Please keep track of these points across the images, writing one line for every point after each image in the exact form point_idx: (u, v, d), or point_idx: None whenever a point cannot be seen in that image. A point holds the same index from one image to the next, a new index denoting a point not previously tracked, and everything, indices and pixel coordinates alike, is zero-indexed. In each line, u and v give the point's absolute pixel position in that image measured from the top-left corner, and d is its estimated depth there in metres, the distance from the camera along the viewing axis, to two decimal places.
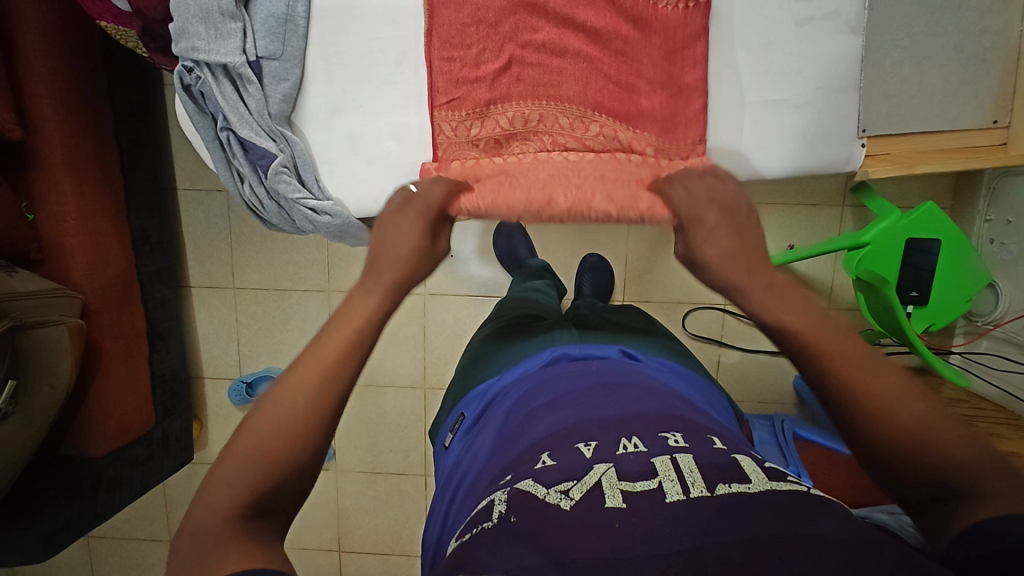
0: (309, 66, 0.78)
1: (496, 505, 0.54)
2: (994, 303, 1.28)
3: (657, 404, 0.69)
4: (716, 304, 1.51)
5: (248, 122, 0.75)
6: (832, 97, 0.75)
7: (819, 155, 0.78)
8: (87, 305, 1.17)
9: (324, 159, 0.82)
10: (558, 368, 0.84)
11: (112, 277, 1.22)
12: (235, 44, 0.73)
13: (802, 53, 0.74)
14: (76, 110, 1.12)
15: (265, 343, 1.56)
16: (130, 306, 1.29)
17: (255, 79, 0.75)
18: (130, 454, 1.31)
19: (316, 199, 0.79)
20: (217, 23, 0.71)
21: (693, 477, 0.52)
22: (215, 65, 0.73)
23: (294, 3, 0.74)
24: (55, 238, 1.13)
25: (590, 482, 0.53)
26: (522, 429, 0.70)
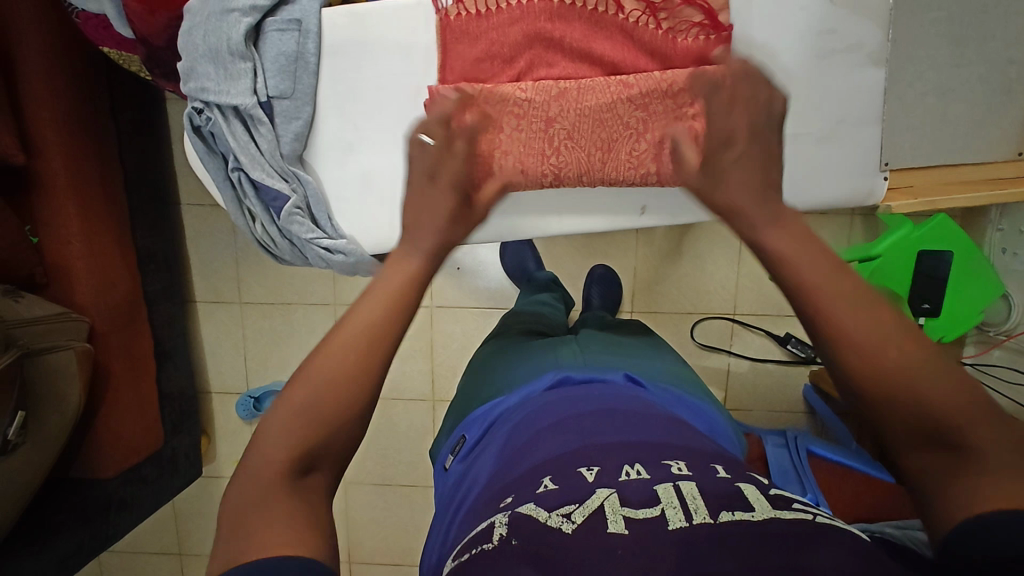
0: (321, 104, 0.75)
1: (496, 527, 0.54)
2: (1008, 313, 1.27)
3: (664, 435, 0.68)
4: (725, 314, 1.50)
5: (260, 163, 0.73)
6: (855, 130, 0.74)
7: (840, 186, 0.76)
8: (94, 328, 1.17)
9: (337, 196, 0.78)
10: (561, 393, 0.82)
11: (118, 297, 1.21)
12: (245, 84, 0.70)
13: (824, 87, 0.72)
14: (79, 132, 1.10)
15: (272, 358, 1.55)
16: (138, 325, 1.28)
17: (267, 120, 0.73)
18: (139, 474, 1.31)
19: (330, 238, 0.77)
20: (227, 63, 0.69)
21: (695, 503, 0.51)
22: (226, 106, 0.71)
23: (305, 40, 0.71)
24: (60, 260, 1.12)
25: (592, 506, 0.53)
26: (523, 452, 0.69)
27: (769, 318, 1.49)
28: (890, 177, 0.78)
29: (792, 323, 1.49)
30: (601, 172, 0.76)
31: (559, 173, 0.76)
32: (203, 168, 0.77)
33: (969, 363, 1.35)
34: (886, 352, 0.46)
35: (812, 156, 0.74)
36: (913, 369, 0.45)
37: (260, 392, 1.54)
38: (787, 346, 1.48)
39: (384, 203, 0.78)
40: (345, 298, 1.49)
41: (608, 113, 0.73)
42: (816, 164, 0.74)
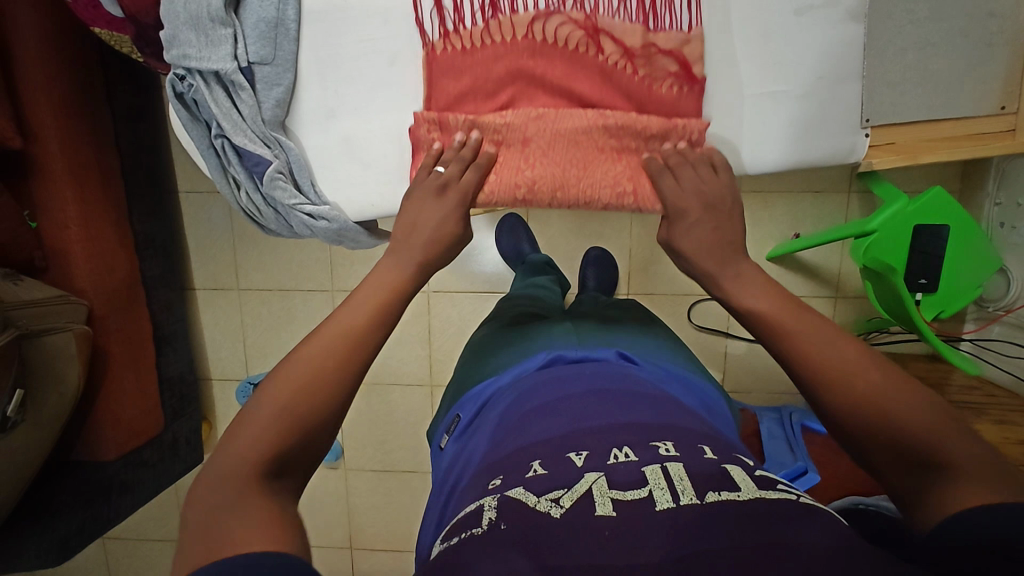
0: (302, 71, 0.75)
1: (485, 510, 0.54)
2: (1006, 287, 1.26)
3: (652, 413, 0.69)
4: (721, 295, 1.49)
5: (243, 129, 0.74)
6: (833, 87, 0.73)
7: (819, 147, 0.76)
8: (93, 310, 1.18)
9: (319, 163, 0.79)
10: (553, 371, 0.83)
11: (116, 282, 1.22)
12: (226, 50, 0.70)
13: (804, 44, 0.71)
14: (73, 117, 1.11)
15: (271, 345, 1.56)
16: (136, 310, 1.30)
17: (248, 86, 0.73)
18: (140, 457, 1.32)
19: (313, 204, 0.78)
20: (207, 29, 0.70)
21: (682, 485, 0.52)
22: (208, 72, 0.71)
23: (284, 7, 0.71)
24: (58, 244, 1.14)
25: (581, 490, 0.53)
26: (514, 432, 0.70)
27: None
28: (871, 136, 0.78)
29: None
30: (574, 185, 0.73)
31: (533, 186, 0.73)
32: (187, 135, 0.78)
33: (968, 338, 1.34)
34: (876, 388, 0.56)
35: (787, 128, 0.74)
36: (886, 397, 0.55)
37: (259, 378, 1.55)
38: None
39: (368, 171, 0.79)
40: (342, 283, 1.50)
41: (585, 139, 0.71)
42: (792, 121, 0.74)
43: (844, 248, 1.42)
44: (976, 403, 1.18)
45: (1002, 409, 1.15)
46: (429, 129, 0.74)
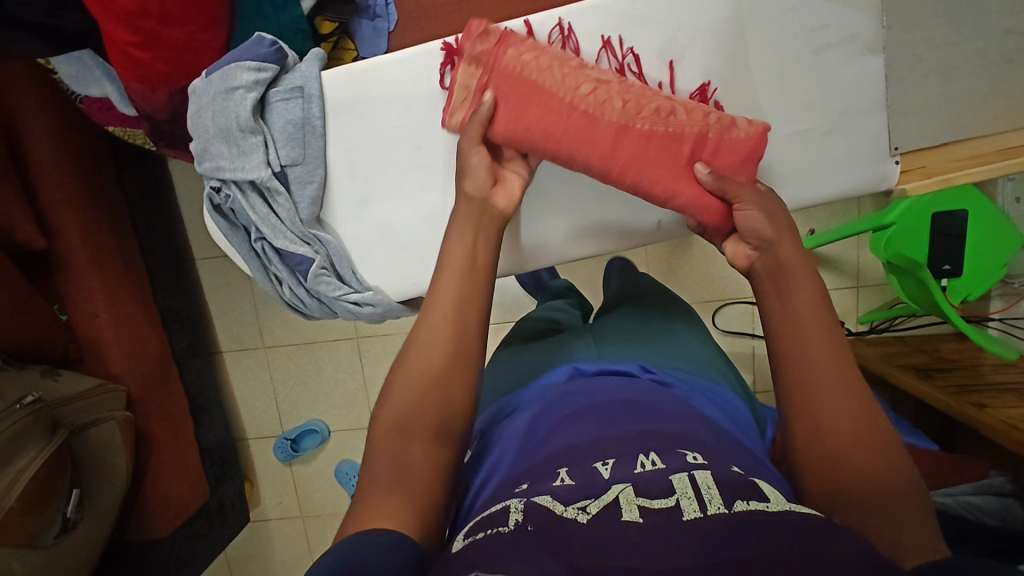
0: (331, 166, 0.75)
1: (512, 511, 0.49)
2: None
3: (686, 421, 0.64)
4: (743, 298, 1.50)
5: (282, 232, 0.73)
6: (858, 119, 0.77)
7: (850, 177, 0.80)
8: (131, 394, 1.20)
9: (358, 249, 0.78)
10: (577, 384, 0.77)
11: (148, 362, 1.24)
12: (259, 158, 0.70)
13: (824, 80, 0.75)
14: (92, 208, 1.13)
15: (305, 398, 1.58)
16: (170, 386, 1.31)
17: (284, 190, 0.73)
18: (191, 529, 1.34)
19: (357, 291, 0.78)
20: (233, 138, 0.69)
21: (709, 493, 0.48)
22: (243, 182, 0.71)
23: (309, 106, 0.71)
24: (90, 334, 1.16)
25: (608, 499, 0.49)
26: (535, 440, 0.65)
27: None
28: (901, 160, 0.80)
29: None
30: (637, 82, 0.71)
31: (586, 66, 0.69)
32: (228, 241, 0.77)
33: (996, 318, 1.33)
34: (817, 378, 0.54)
35: (821, 157, 0.78)
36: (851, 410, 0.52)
37: (296, 433, 1.57)
38: None
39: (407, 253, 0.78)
40: (367, 330, 1.52)
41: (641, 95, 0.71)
42: (826, 157, 0.79)
43: (860, 240, 1.42)
44: (1014, 383, 1.15)
45: None
46: (468, 86, 0.69)
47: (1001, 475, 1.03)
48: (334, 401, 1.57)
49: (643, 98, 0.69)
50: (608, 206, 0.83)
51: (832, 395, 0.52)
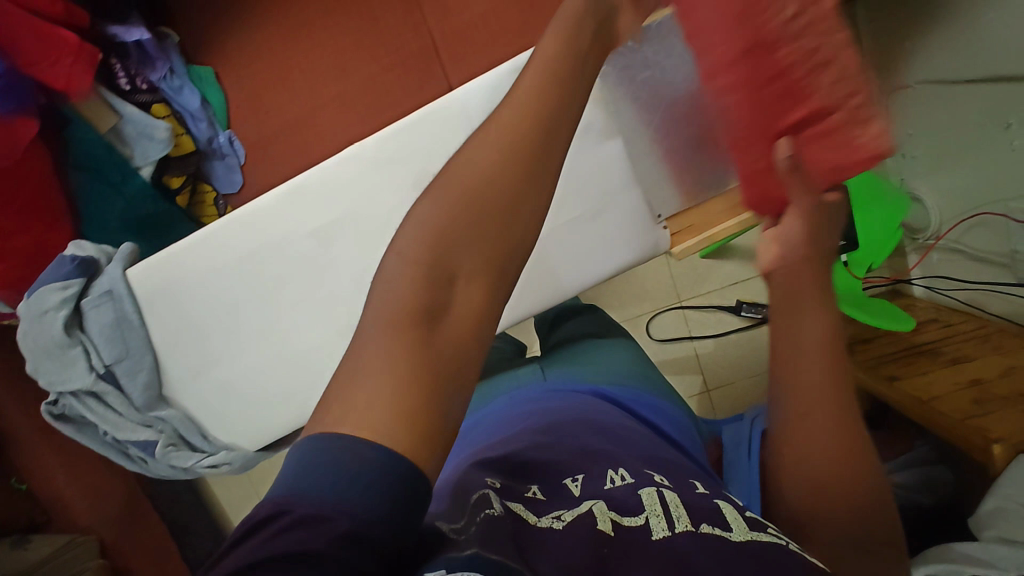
0: (160, 348, 0.70)
1: (491, 504, 0.40)
2: (925, 214, 1.22)
3: (637, 433, 0.58)
4: (671, 304, 1.51)
5: (123, 422, 0.69)
6: (626, 195, 0.81)
7: (627, 251, 0.83)
8: (104, 541, 1.26)
9: (207, 415, 0.72)
10: (547, 394, 0.68)
11: (114, 506, 1.30)
12: (83, 365, 0.66)
13: (588, 170, 0.79)
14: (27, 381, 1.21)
15: None
16: (144, 519, 1.37)
17: (116, 386, 0.68)
18: None
19: (210, 454, 0.72)
20: (57, 354, 0.66)
21: (677, 510, 0.43)
22: (73, 390, 0.67)
23: (121, 303, 0.67)
24: (50, 496, 1.23)
25: (583, 509, 0.42)
26: (495, 446, 0.55)
27: (714, 294, 1.50)
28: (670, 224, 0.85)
29: (738, 290, 1.49)
30: None
31: None
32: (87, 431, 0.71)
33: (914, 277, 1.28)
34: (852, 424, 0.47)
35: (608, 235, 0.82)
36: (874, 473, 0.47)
37: None
38: (741, 313, 1.47)
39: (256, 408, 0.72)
40: None
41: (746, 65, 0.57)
42: (605, 235, 0.82)
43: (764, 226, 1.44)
44: (932, 344, 1.12)
45: (959, 341, 1.09)
46: None
47: (925, 444, 1.04)
48: None
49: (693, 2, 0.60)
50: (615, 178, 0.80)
51: (827, 453, 0.46)
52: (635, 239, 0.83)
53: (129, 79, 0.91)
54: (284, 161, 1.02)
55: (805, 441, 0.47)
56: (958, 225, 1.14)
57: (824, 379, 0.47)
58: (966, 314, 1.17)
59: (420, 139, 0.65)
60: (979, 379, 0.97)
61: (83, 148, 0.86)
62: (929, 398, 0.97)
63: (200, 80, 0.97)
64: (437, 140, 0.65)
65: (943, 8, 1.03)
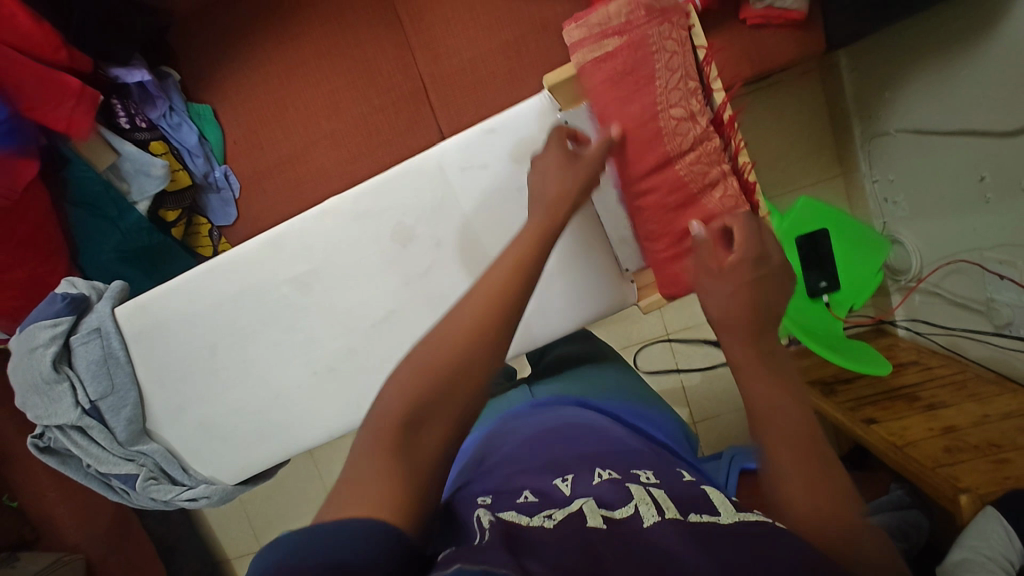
0: (144, 384, 0.72)
1: (480, 516, 0.41)
2: (906, 255, 1.24)
3: (621, 437, 0.61)
4: (659, 336, 1.53)
5: (106, 457, 0.72)
6: (587, 252, 0.76)
7: (590, 309, 0.78)
8: (90, 559, 1.28)
9: (188, 449, 0.74)
10: (536, 410, 0.70)
11: (104, 522, 1.32)
12: (68, 401, 0.69)
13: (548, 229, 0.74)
14: None
15: (274, 512, 1.63)
16: (133, 538, 1.38)
17: (100, 421, 0.71)
18: None
19: (189, 488, 0.74)
20: (44, 390, 0.69)
21: (666, 503, 0.44)
22: (60, 424, 0.70)
23: (108, 341, 0.70)
24: (41, 512, 1.25)
25: (573, 508, 0.44)
26: (487, 464, 0.57)
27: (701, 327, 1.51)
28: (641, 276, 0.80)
29: None
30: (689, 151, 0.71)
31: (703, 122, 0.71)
32: (69, 466, 0.74)
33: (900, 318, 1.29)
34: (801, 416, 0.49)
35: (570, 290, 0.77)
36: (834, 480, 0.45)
37: None
38: None
39: (238, 441, 0.74)
40: None
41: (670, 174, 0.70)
42: (567, 291, 0.77)
43: None
44: (908, 387, 1.13)
45: (933, 386, 1.10)
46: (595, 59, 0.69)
47: (900, 488, 1.05)
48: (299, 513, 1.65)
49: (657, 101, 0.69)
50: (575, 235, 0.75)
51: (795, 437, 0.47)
52: (598, 292, 0.77)
53: (129, 118, 0.94)
54: (277, 193, 1.06)
55: (768, 442, 0.48)
56: (937, 268, 1.16)
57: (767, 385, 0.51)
58: (947, 356, 1.17)
59: (393, 192, 0.68)
60: (953, 428, 0.98)
61: (81, 185, 0.90)
62: (903, 444, 0.99)
63: (199, 117, 1.02)
64: (411, 193, 0.68)
65: (916, 62, 1.07)
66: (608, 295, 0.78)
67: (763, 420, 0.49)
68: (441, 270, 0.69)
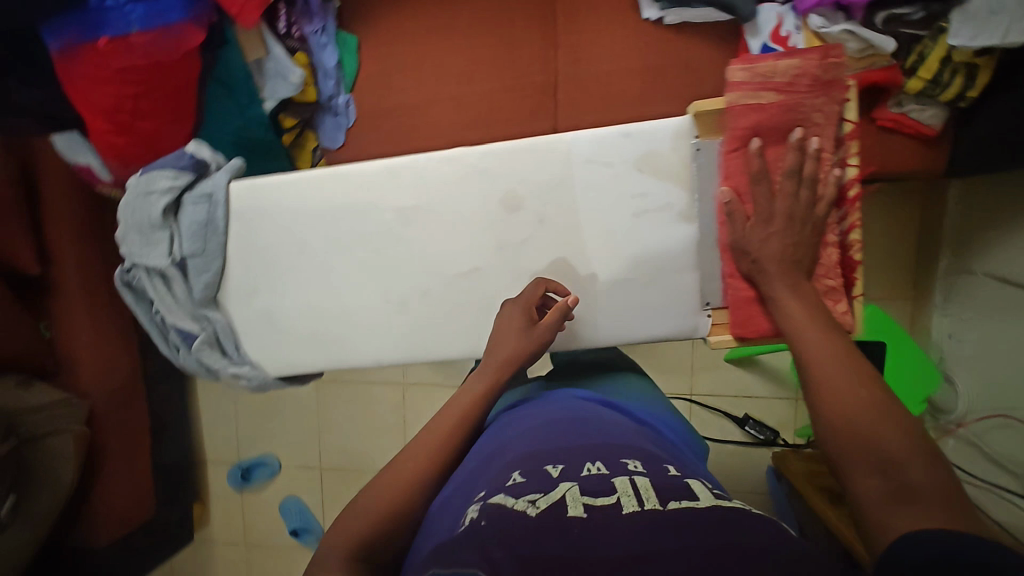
0: (230, 258, 0.76)
1: (469, 514, 0.58)
2: (955, 398, 1.23)
3: (620, 435, 0.74)
4: (682, 394, 1.52)
5: (176, 309, 0.77)
6: (675, 273, 0.74)
7: (655, 327, 0.77)
8: (94, 411, 1.33)
9: (246, 329, 0.79)
10: (547, 404, 0.84)
11: (119, 382, 1.38)
12: (162, 249, 0.74)
13: (642, 239, 0.73)
14: (91, 244, 1.31)
15: (261, 432, 1.72)
16: (136, 407, 1.44)
17: (182, 276, 0.76)
18: (128, 543, 1.45)
19: (236, 365, 0.79)
20: (146, 232, 0.74)
21: (648, 494, 0.58)
22: (147, 266, 0.75)
23: (214, 208, 0.74)
24: (67, 351, 1.31)
25: (555, 496, 0.58)
26: (495, 446, 0.72)
27: (725, 398, 1.50)
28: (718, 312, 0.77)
29: (749, 404, 1.49)
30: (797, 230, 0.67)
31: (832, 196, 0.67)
32: (138, 307, 0.80)
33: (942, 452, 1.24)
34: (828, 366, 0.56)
35: (640, 305, 0.76)
36: (868, 418, 0.51)
37: (248, 464, 1.71)
38: (744, 427, 1.48)
39: (293, 339, 0.79)
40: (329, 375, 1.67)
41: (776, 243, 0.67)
42: (638, 305, 0.76)
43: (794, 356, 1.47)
44: None
45: None
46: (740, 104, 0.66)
47: None
48: (288, 439, 1.71)
49: (779, 168, 0.67)
50: (667, 253, 0.73)
51: (836, 382, 0.54)
52: (670, 310, 0.76)
53: (287, 25, 1.02)
54: (384, 136, 1.12)
55: (814, 391, 0.56)
56: (983, 419, 1.15)
57: (825, 350, 0.57)
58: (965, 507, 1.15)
59: (518, 159, 0.71)
60: None
61: (224, 66, 0.97)
62: None
63: (343, 45, 1.08)
64: (534, 166, 0.71)
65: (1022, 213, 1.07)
66: (682, 321, 0.76)
67: (823, 379, 0.55)
68: (535, 245, 0.73)
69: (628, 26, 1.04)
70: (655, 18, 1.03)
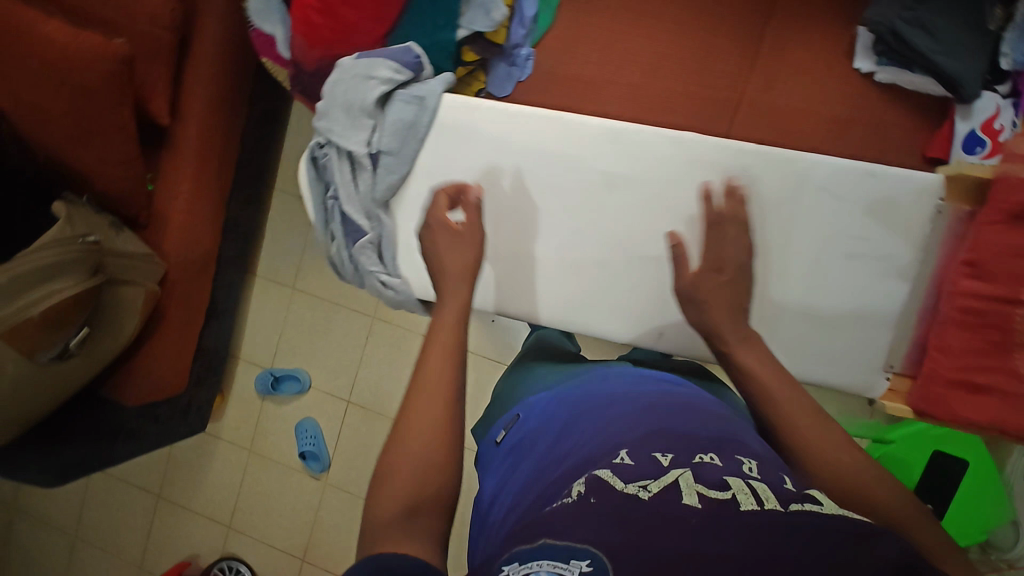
0: (415, 166, 0.90)
1: (574, 485, 0.51)
2: (1015, 542, 1.20)
3: (731, 426, 0.64)
4: None
5: (353, 199, 0.90)
6: (871, 326, 0.82)
7: (832, 369, 0.84)
8: (168, 275, 1.30)
9: (406, 241, 0.91)
10: (638, 384, 0.74)
11: (198, 255, 1.35)
12: (364, 136, 0.88)
13: (845, 280, 0.82)
14: (220, 112, 1.29)
15: (303, 346, 1.71)
16: (203, 284, 1.41)
17: (370, 167, 0.89)
18: (155, 412, 1.43)
19: (388, 273, 0.90)
20: (356, 115, 0.87)
21: (766, 493, 0.47)
22: (342, 147, 0.89)
23: (420, 116, 0.88)
24: (162, 210, 1.29)
25: (668, 481, 0.49)
26: (588, 425, 0.63)
27: None
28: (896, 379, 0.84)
29: None
30: None
31: None
32: (309, 189, 0.93)
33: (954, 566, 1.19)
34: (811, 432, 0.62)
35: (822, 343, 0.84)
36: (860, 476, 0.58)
37: (280, 373, 1.70)
38: None
39: None
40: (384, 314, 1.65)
41: None
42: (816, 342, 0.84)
43: None
44: None
45: None
46: None
47: None
48: (325, 362, 1.69)
49: None
50: (869, 303, 0.82)
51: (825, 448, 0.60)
52: (851, 357, 0.83)
53: None
54: (552, 99, 1.09)
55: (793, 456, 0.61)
56: None
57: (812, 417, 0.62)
58: None
59: (763, 173, 0.81)
60: None
61: None
62: None
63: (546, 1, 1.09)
64: (771, 180, 0.81)
65: None
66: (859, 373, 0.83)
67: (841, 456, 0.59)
68: None
69: (834, 70, 1.01)
70: (865, 71, 1.00)
